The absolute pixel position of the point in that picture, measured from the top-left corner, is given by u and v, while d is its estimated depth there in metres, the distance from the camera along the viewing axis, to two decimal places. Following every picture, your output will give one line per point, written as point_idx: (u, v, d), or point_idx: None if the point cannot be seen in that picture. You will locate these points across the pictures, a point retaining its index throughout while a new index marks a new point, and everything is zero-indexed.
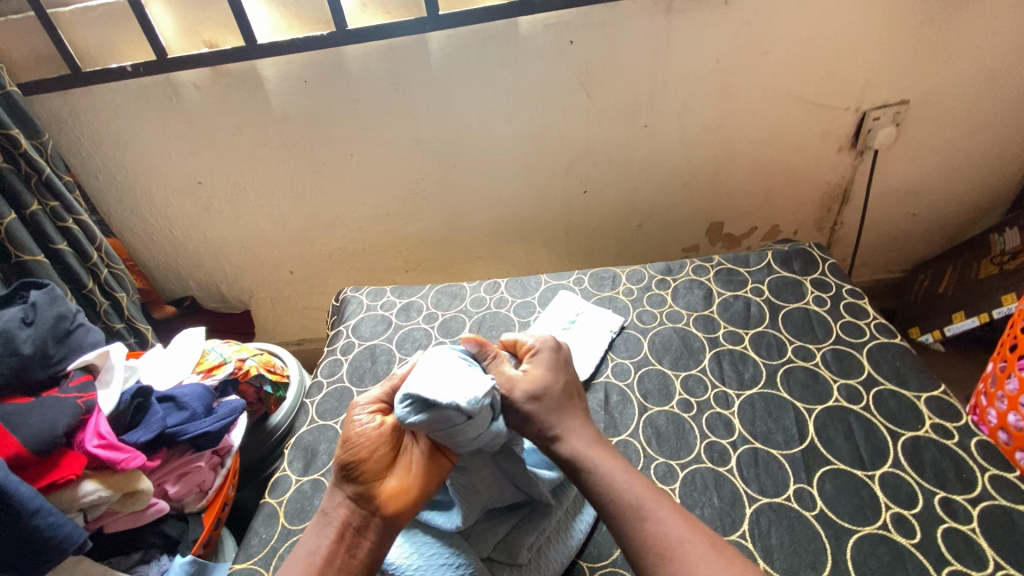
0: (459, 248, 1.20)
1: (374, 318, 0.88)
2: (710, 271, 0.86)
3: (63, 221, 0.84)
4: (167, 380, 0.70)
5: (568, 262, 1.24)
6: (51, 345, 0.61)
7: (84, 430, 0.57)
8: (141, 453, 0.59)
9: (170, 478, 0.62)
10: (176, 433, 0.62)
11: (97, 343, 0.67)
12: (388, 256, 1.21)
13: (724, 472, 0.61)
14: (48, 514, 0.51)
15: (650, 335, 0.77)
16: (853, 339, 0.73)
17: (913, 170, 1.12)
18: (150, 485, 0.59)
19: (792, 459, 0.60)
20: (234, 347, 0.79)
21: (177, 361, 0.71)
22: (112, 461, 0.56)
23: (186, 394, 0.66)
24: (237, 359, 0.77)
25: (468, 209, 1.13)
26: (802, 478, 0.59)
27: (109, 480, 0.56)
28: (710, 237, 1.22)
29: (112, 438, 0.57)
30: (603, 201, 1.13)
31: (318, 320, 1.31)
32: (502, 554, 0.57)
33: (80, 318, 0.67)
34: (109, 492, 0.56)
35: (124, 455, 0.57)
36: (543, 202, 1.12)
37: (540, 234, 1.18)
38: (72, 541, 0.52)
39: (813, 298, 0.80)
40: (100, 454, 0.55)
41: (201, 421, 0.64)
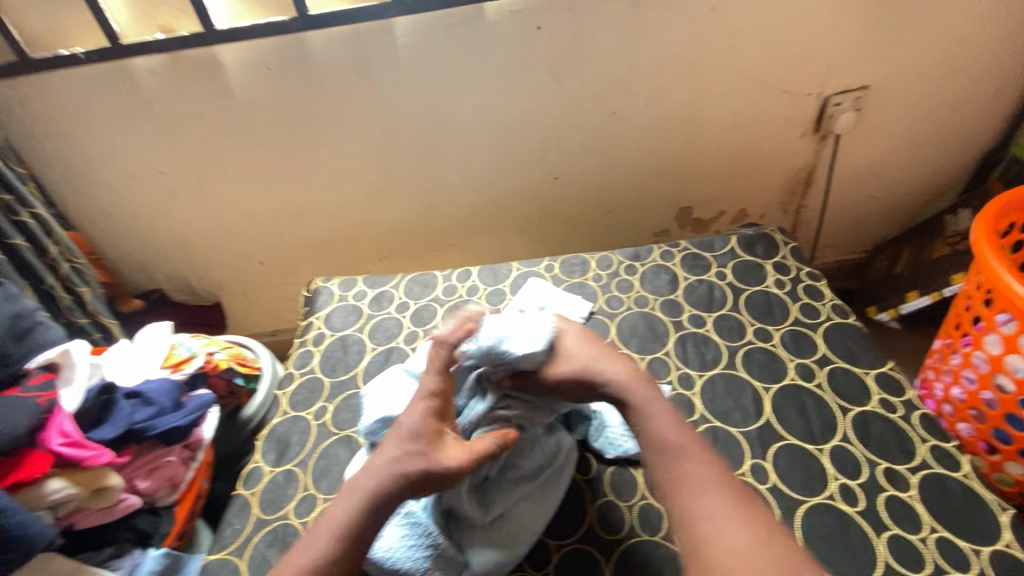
0: (432, 236, 1.20)
1: (346, 308, 0.88)
2: (676, 256, 0.89)
3: (18, 215, 0.82)
4: (133, 376, 0.68)
5: (542, 248, 1.25)
6: (9, 344, 0.60)
7: (48, 429, 0.56)
8: (107, 449, 0.59)
9: (141, 473, 0.62)
10: (144, 428, 0.62)
11: (58, 340, 0.66)
12: (361, 244, 1.20)
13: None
14: (15, 514, 0.51)
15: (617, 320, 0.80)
16: (810, 320, 0.76)
17: (872, 154, 1.16)
18: (118, 482, 0.59)
19: (748, 436, 0.63)
20: (202, 341, 0.79)
21: (143, 353, 0.70)
22: (78, 459, 0.56)
23: (153, 388, 0.65)
24: (206, 353, 0.77)
25: (439, 197, 1.13)
26: (757, 452, 0.62)
27: (76, 478, 0.56)
28: (679, 222, 1.24)
29: (77, 436, 0.57)
30: (574, 187, 1.14)
31: (290, 310, 1.30)
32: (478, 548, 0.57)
33: (39, 315, 0.65)
34: (77, 489, 0.56)
35: (91, 453, 0.57)
36: (515, 189, 1.13)
37: (513, 221, 1.19)
38: (41, 539, 0.52)
39: (773, 282, 0.83)
40: (65, 453, 0.55)
41: (169, 416, 0.64)
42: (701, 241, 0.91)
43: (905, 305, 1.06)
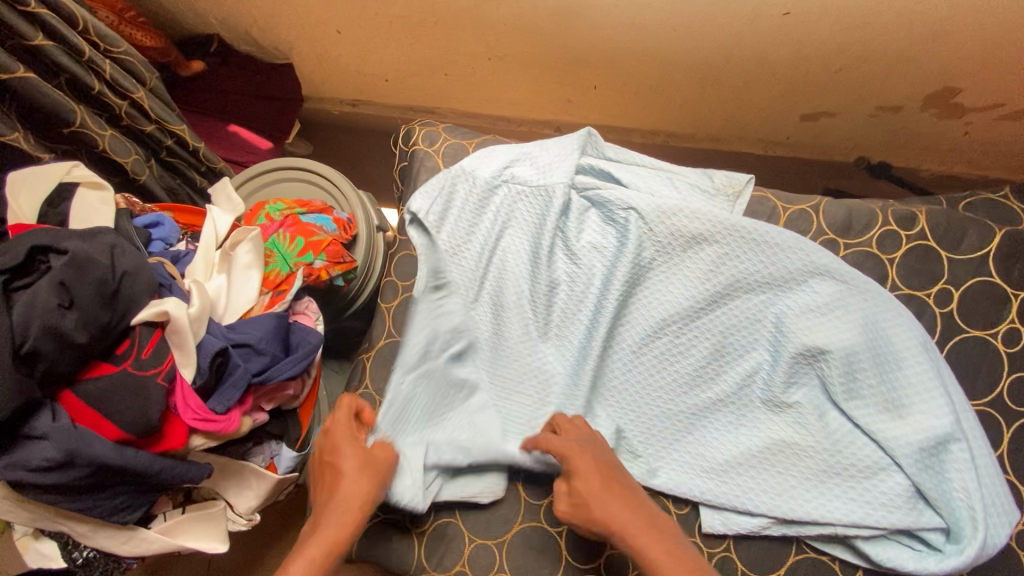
0: (566, 49, 0.85)
1: (432, 188, 0.69)
2: (900, 247, 0.64)
3: (27, 7, 0.57)
4: (235, 310, 0.61)
5: (712, 90, 0.89)
6: (102, 316, 0.49)
7: (176, 399, 0.54)
8: (236, 411, 0.56)
9: (264, 404, 0.61)
10: (262, 381, 0.58)
11: (151, 281, 0.53)
12: (469, 35, 0.86)
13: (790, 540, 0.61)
14: (170, 469, 0.53)
15: (788, 323, 0.62)
16: (1012, 406, 0.61)
17: None
18: (249, 425, 0.59)
19: (899, 543, 0.58)
20: (296, 244, 0.66)
21: (236, 280, 0.62)
22: (213, 429, 0.54)
23: (260, 334, 0.59)
24: (304, 265, 0.65)
25: (586, 5, 0.75)
26: (908, 562, 0.57)
27: (213, 435, 0.56)
28: (926, 103, 0.84)
29: (205, 407, 0.54)
30: (802, 29, 0.73)
31: (374, 88, 1.05)
32: (828, 463, 0.59)
33: (120, 262, 0.51)
34: (216, 441, 0.56)
35: (221, 425, 0.54)
36: (717, 12, 0.72)
37: (679, 58, 0.83)
38: (201, 473, 0.56)
39: (1005, 330, 0.62)
40: (199, 427, 0.53)
41: (283, 364, 0.59)
42: (937, 216, 0.64)
43: None
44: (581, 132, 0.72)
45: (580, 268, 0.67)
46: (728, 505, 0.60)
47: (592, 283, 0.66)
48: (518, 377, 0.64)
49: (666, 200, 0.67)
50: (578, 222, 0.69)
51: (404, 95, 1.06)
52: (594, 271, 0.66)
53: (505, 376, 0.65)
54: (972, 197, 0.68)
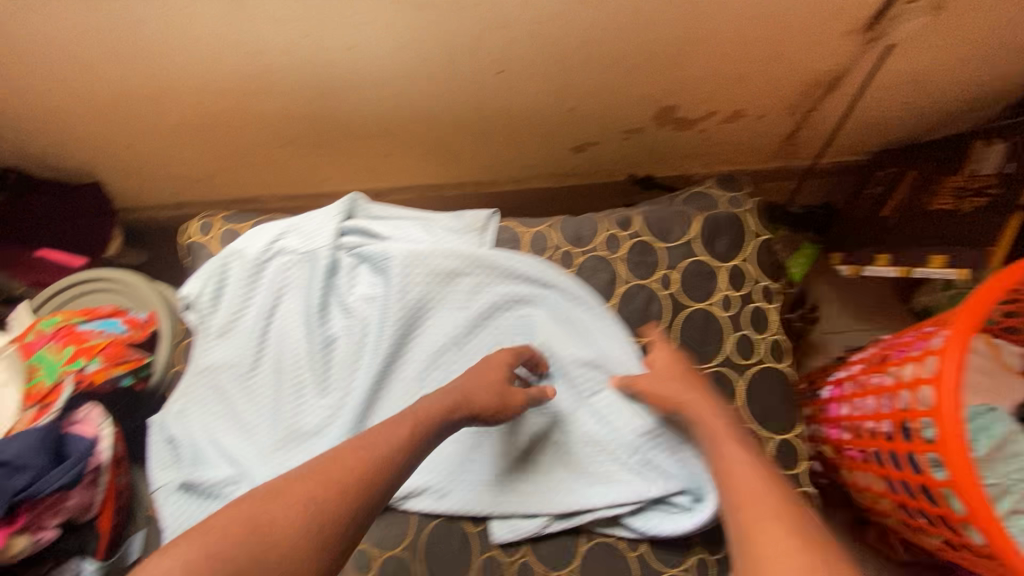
0: (343, 127, 0.94)
1: (206, 272, 0.74)
2: (623, 246, 0.74)
3: None
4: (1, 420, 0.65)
5: (485, 140, 1.00)
6: None
7: None
8: None
9: (48, 519, 0.61)
10: (29, 497, 0.59)
11: None
12: (252, 130, 0.94)
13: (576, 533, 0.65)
14: None
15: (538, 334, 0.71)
16: (739, 360, 0.69)
17: (925, 62, 0.85)
18: (24, 544, 0.59)
19: (658, 510, 0.63)
20: (69, 353, 0.69)
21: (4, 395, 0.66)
22: None
23: (20, 450, 0.59)
24: (76, 371, 0.67)
25: (335, 91, 0.85)
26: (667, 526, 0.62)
27: None
28: (658, 120, 0.98)
29: None
30: (522, 81, 0.85)
31: (190, 189, 1.10)
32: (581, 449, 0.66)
33: None
34: None
35: None
36: (446, 79, 0.83)
37: (441, 118, 0.93)
38: None
39: (720, 298, 0.72)
40: None
41: (52, 475, 0.60)
42: (648, 217, 0.75)
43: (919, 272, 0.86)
44: (344, 198, 0.79)
45: (353, 320, 0.73)
46: (510, 510, 0.64)
47: (363, 332, 0.73)
48: (304, 433, 0.69)
49: (420, 244, 0.75)
50: (348, 279, 0.75)
51: (221, 190, 1.11)
52: (365, 321, 0.73)
53: (291, 436, 0.69)
54: (683, 193, 0.80)
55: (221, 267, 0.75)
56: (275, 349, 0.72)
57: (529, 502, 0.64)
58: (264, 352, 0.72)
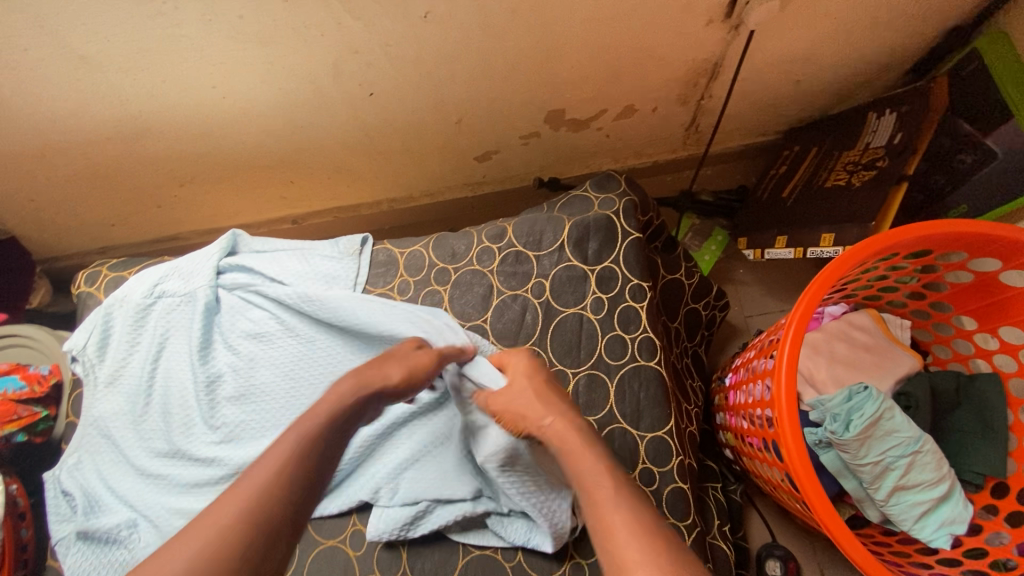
0: (236, 162, 0.95)
1: (91, 324, 0.76)
2: (495, 259, 0.77)
3: None
4: None
5: (384, 160, 1.00)
6: None
7: None
8: None
9: None
10: None
11: None
12: (146, 173, 0.94)
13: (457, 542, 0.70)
14: None
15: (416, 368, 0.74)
16: (611, 362, 0.71)
17: (801, 41, 0.84)
18: None
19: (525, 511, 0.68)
20: None
21: None
22: None
23: None
24: None
25: (213, 129, 0.85)
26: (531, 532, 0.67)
27: None
28: (551, 124, 0.98)
29: None
30: (399, 101, 0.85)
31: (107, 233, 1.11)
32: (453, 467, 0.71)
33: None
34: None
35: None
36: (320, 107, 0.83)
37: (330, 145, 0.93)
38: None
39: (592, 301, 0.74)
40: None
41: None
42: (520, 228, 0.78)
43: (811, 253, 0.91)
44: (227, 235, 0.80)
45: (240, 355, 0.74)
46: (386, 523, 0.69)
47: (251, 365, 0.74)
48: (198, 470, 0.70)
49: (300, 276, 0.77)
50: (233, 315, 0.77)
51: (137, 231, 1.12)
52: (252, 354, 0.74)
53: (186, 475, 0.70)
54: (565, 197, 0.81)
55: (106, 317, 0.76)
56: (167, 391, 0.74)
57: (411, 525, 0.68)
58: (156, 395, 0.74)
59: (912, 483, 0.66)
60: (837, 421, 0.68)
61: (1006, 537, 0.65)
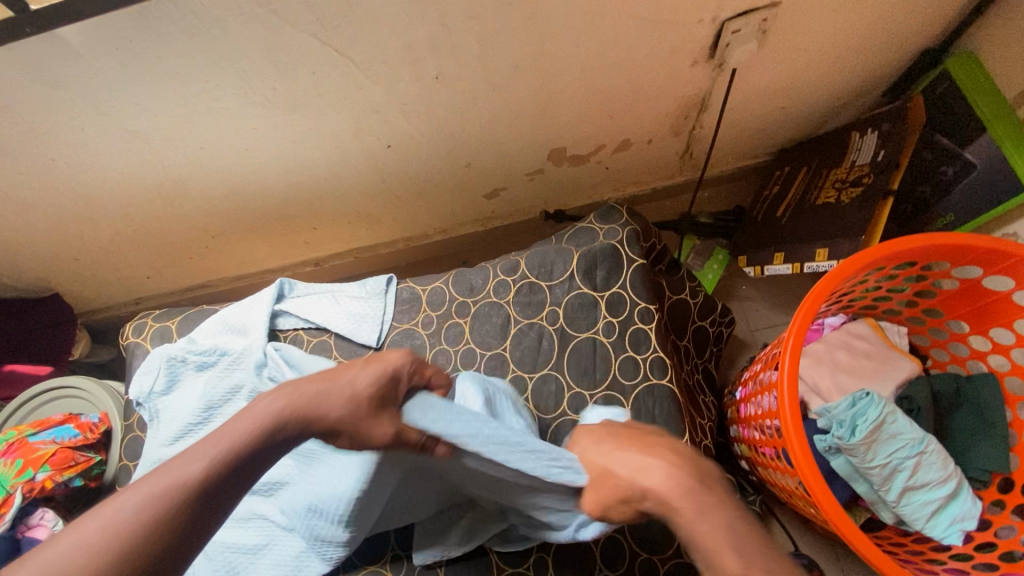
0: (263, 214, 1.02)
1: (149, 369, 0.82)
2: (511, 290, 0.83)
3: None
4: None
5: (399, 203, 1.07)
6: None
7: None
8: None
9: None
10: None
11: None
12: (182, 228, 1.01)
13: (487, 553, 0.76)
14: None
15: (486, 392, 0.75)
16: (625, 383, 0.76)
17: (782, 73, 0.91)
18: None
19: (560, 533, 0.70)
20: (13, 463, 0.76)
21: None
22: None
23: None
24: (23, 482, 0.75)
25: (245, 185, 0.92)
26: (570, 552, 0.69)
27: None
28: (554, 161, 1.04)
29: None
30: (413, 150, 0.92)
31: (142, 286, 1.18)
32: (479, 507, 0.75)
33: None
34: None
35: None
36: (342, 160, 0.90)
37: (351, 192, 1.00)
38: None
39: (603, 326, 0.79)
40: None
41: None
42: (533, 259, 0.84)
43: (806, 267, 0.96)
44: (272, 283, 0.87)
45: None
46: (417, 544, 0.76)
47: None
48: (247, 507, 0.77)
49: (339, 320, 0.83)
50: None
51: (170, 281, 1.19)
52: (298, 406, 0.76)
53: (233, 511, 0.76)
54: (573, 230, 0.87)
55: (167, 360, 0.82)
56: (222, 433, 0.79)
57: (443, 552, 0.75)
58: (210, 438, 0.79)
59: (920, 483, 0.70)
60: (843, 427, 0.71)
61: (1016, 530, 0.68)
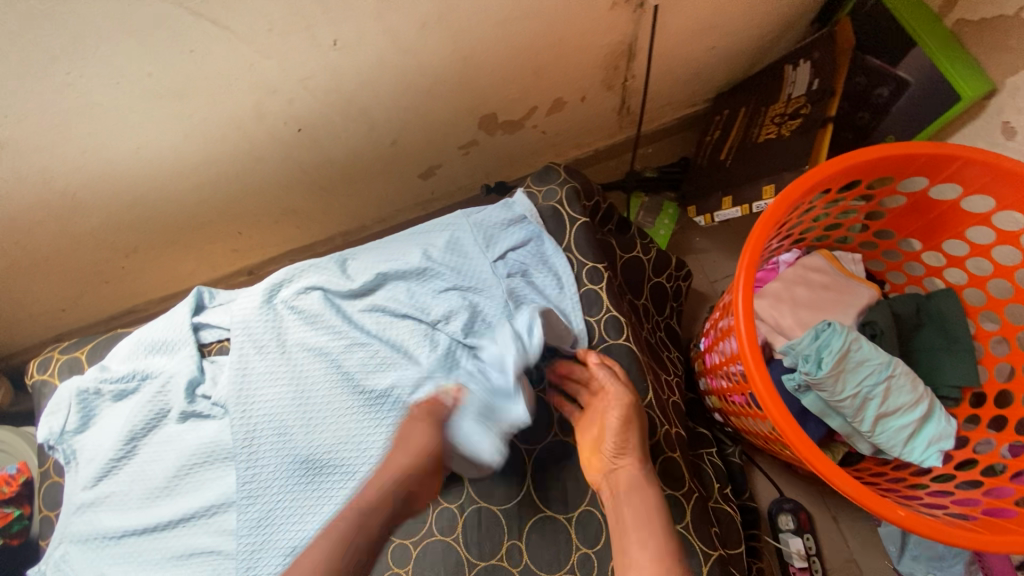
0: (176, 224, 0.93)
1: (60, 407, 0.73)
2: None
3: None
4: None
5: (327, 195, 1.00)
6: None
7: None
8: None
9: None
10: None
11: None
12: (88, 250, 0.92)
13: (451, 539, 0.70)
14: None
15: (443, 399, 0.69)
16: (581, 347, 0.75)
17: (705, 8, 0.87)
18: None
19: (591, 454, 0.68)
20: None
21: None
22: None
23: None
24: None
25: (147, 193, 0.84)
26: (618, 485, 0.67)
27: None
28: (486, 130, 0.99)
29: None
30: (328, 134, 0.85)
31: (60, 320, 1.08)
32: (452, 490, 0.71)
33: None
34: None
35: None
36: (251, 153, 0.83)
37: (272, 188, 0.92)
38: None
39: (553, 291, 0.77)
40: None
41: None
42: (471, 227, 0.79)
43: (756, 208, 0.93)
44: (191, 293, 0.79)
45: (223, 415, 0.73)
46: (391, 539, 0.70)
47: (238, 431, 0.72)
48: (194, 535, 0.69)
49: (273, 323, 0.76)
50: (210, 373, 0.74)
51: (91, 311, 1.09)
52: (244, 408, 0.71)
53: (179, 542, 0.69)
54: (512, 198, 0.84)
55: (83, 393, 0.73)
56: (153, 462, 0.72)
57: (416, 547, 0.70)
58: (143, 467, 0.72)
59: (892, 409, 0.67)
60: (809, 362, 0.68)
61: (993, 443, 0.66)
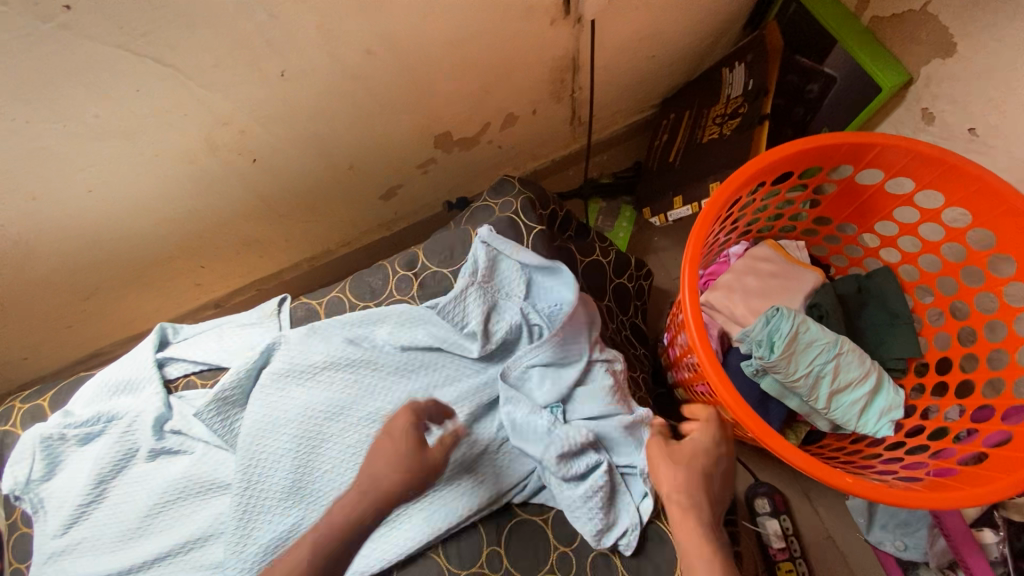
0: (135, 262, 0.93)
1: (24, 455, 0.72)
2: (414, 284, 0.81)
3: None
4: None
5: (288, 223, 1.00)
6: None
7: None
8: None
9: None
10: None
11: None
12: (44, 296, 0.91)
13: (429, 550, 0.69)
14: None
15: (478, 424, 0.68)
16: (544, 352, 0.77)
17: (641, 20, 0.91)
18: None
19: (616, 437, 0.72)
20: None
21: None
22: None
23: None
24: None
25: (102, 233, 0.84)
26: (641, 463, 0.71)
27: None
28: (443, 148, 1.01)
29: None
30: (284, 162, 0.86)
31: (18, 370, 1.05)
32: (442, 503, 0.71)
33: None
34: None
35: None
36: (207, 186, 0.83)
37: (231, 219, 0.93)
38: None
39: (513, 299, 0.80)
40: None
41: None
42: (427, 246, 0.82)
43: None
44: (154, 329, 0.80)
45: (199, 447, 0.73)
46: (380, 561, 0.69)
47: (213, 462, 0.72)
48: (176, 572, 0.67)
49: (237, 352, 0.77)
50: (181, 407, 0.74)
51: (51, 358, 1.07)
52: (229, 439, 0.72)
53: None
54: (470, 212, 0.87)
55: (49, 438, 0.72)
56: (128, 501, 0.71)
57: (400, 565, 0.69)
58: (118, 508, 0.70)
59: (844, 384, 0.71)
60: (762, 346, 0.71)
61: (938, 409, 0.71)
